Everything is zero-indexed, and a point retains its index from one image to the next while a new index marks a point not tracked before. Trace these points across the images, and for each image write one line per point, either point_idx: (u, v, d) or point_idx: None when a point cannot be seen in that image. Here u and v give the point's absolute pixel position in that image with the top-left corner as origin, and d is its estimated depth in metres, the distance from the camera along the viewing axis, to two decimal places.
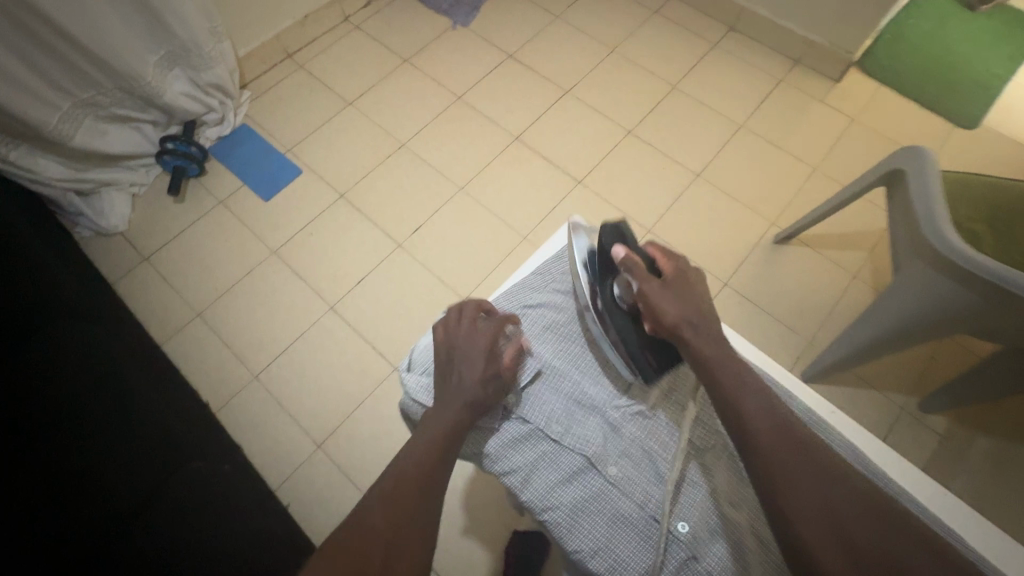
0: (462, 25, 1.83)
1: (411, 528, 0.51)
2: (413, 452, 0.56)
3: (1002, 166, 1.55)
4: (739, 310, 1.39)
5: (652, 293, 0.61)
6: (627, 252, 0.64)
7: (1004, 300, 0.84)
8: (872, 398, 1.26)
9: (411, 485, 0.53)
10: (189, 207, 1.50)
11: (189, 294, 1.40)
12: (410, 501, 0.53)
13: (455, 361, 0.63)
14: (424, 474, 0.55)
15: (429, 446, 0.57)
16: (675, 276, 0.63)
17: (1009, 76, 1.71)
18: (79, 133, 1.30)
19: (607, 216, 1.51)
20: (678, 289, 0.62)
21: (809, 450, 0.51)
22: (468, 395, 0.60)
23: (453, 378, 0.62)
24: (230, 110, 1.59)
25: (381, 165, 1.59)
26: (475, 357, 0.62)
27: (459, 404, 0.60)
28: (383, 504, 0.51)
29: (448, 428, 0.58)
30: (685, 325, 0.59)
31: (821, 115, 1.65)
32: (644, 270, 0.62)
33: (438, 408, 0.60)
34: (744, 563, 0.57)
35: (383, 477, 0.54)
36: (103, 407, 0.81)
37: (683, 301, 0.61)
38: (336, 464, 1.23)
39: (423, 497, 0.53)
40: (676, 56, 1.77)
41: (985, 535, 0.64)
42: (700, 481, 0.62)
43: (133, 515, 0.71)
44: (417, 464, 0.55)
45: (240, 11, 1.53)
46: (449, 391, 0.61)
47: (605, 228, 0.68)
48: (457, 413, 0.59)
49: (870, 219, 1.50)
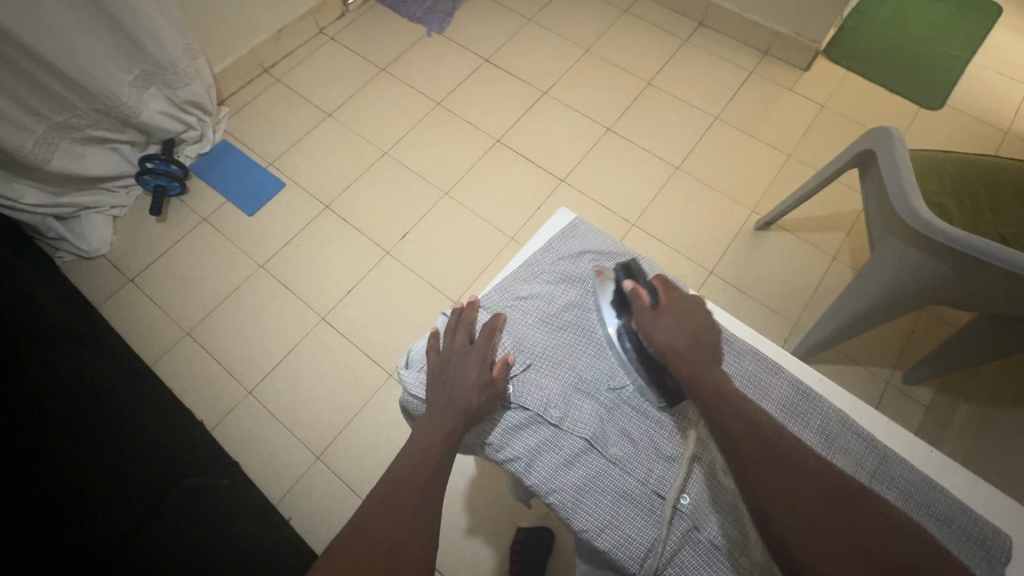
0: (437, 32, 1.85)
1: (408, 543, 0.52)
2: (407, 464, 0.57)
3: (966, 143, 1.61)
4: (725, 296, 1.42)
5: (645, 325, 0.63)
6: (634, 284, 0.66)
7: (974, 267, 0.88)
8: (856, 374, 1.32)
9: (406, 497, 0.54)
10: (172, 225, 1.49)
11: (177, 312, 1.39)
12: (408, 506, 0.54)
13: (448, 372, 0.65)
14: (419, 484, 0.56)
15: (423, 456, 0.58)
16: (672, 305, 0.64)
17: (968, 57, 1.78)
18: (56, 157, 1.29)
19: (591, 213, 1.53)
20: (672, 318, 0.62)
21: (784, 445, 0.53)
22: (461, 402, 0.61)
23: (446, 387, 0.63)
24: (209, 127, 1.58)
25: (364, 173, 1.60)
26: (470, 366, 0.64)
27: (454, 411, 0.61)
28: (379, 517, 0.53)
29: (443, 436, 0.59)
30: (671, 352, 0.60)
31: (791, 103, 1.70)
32: (643, 302, 0.64)
33: (433, 415, 0.61)
34: (743, 528, 0.59)
35: (380, 488, 0.55)
36: (98, 425, 0.80)
37: (679, 330, 0.61)
38: (336, 474, 1.23)
39: (419, 509, 0.54)
40: (648, 53, 1.80)
41: (975, 492, 0.66)
42: (697, 453, 0.63)
43: (134, 533, 0.71)
44: (413, 474, 0.56)
45: (214, 27, 1.52)
46: (444, 399, 0.62)
47: (619, 267, 0.71)
48: (452, 420, 0.60)
49: (846, 201, 1.54)
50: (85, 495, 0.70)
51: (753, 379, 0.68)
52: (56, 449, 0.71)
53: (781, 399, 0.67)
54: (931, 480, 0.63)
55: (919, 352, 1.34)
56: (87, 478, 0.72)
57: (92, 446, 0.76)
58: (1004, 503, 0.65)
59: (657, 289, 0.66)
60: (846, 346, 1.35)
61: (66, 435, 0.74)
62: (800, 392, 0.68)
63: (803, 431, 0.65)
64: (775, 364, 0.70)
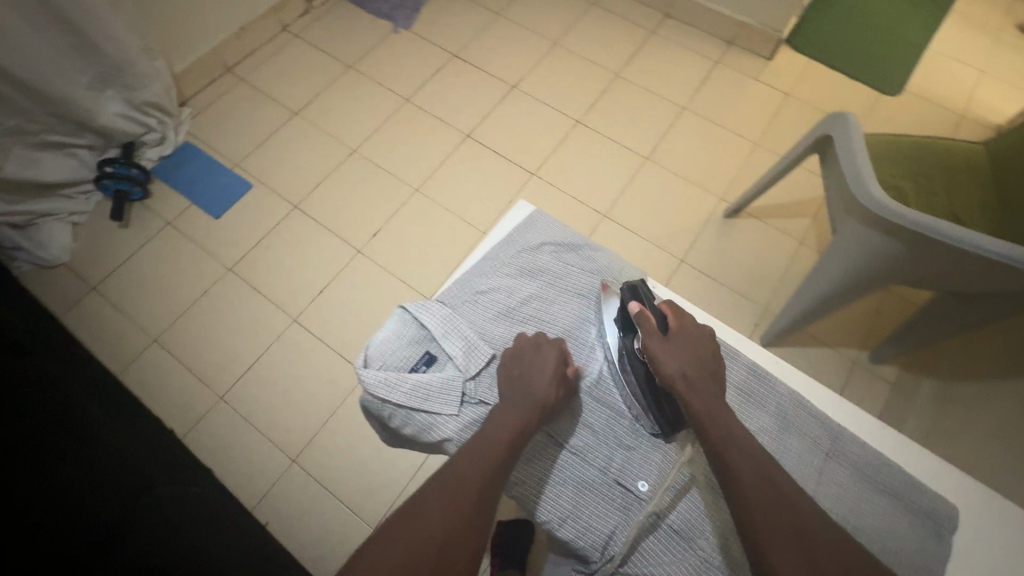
0: (403, 27, 1.83)
1: (462, 538, 0.54)
2: (473, 457, 0.58)
3: (924, 128, 1.65)
4: (697, 284, 1.44)
5: (653, 349, 0.63)
6: (642, 308, 0.65)
7: (928, 247, 0.90)
8: (824, 355, 1.35)
9: (467, 491, 0.56)
10: (135, 230, 1.46)
11: (143, 319, 1.36)
12: (465, 501, 0.56)
13: (526, 364, 0.65)
14: (482, 479, 0.57)
15: (495, 449, 0.59)
16: (682, 332, 0.65)
17: (925, 44, 1.82)
18: (8, 163, 1.24)
19: (562, 206, 1.53)
20: (680, 344, 0.64)
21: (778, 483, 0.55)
22: (537, 393, 0.63)
23: (523, 377, 0.64)
24: (171, 128, 1.54)
25: (334, 172, 1.58)
26: (546, 359, 0.65)
27: (528, 402, 0.62)
28: (438, 507, 0.55)
29: (517, 429, 0.60)
30: (681, 379, 0.61)
31: (757, 91, 1.72)
32: (651, 325, 0.64)
33: (508, 406, 0.62)
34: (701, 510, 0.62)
35: (442, 477, 0.58)
36: (49, 447, 0.76)
37: (687, 357, 0.63)
38: (313, 477, 1.22)
39: (477, 506, 0.56)
40: (616, 45, 1.81)
41: (928, 467, 0.68)
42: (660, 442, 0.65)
43: (103, 547, 0.71)
44: (479, 466, 0.58)
45: (172, 26, 1.48)
46: (519, 389, 0.63)
47: (625, 288, 0.68)
48: (527, 414, 0.61)
49: (812, 187, 1.57)
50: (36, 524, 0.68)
51: None
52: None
53: (738, 383, 0.68)
54: (883, 454, 0.66)
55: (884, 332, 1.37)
56: (36, 508, 0.70)
57: (46, 474, 0.73)
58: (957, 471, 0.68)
59: (665, 314, 0.66)
60: (814, 329, 1.38)
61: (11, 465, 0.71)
62: (757, 375, 0.69)
63: (761, 414, 0.66)
64: (733, 349, 0.71)
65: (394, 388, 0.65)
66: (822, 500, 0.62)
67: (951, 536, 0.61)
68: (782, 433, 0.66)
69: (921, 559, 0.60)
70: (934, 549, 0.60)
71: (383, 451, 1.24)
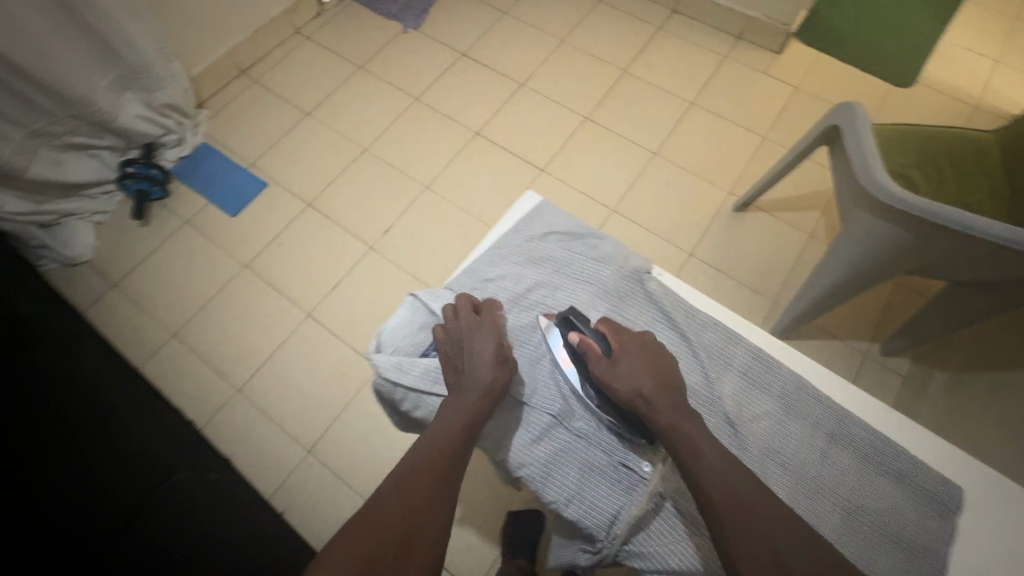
0: (412, 28, 1.85)
1: (424, 525, 0.54)
2: (430, 448, 0.60)
3: (937, 120, 1.64)
4: (706, 278, 1.44)
5: (606, 375, 0.63)
6: (581, 337, 0.67)
7: (937, 236, 0.90)
8: (836, 348, 1.34)
9: (426, 481, 0.57)
10: (154, 229, 1.50)
11: (162, 315, 1.40)
12: (423, 486, 0.57)
13: (463, 349, 0.66)
14: (440, 467, 0.58)
15: (449, 438, 0.60)
16: (626, 350, 0.65)
17: (937, 35, 1.80)
18: (35, 164, 1.29)
19: (571, 200, 1.55)
20: (631, 360, 0.64)
21: (758, 481, 0.55)
22: (482, 380, 0.64)
23: (463, 365, 0.65)
24: (188, 130, 1.59)
25: (345, 171, 1.61)
26: (483, 342, 0.66)
27: (476, 391, 0.63)
28: (397, 494, 0.56)
29: (470, 415, 0.62)
30: (639, 398, 0.61)
31: (766, 86, 1.72)
32: (597, 353, 0.65)
33: (457, 398, 0.63)
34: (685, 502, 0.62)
35: (399, 470, 0.58)
36: (70, 437, 0.80)
37: (640, 372, 0.63)
38: (327, 467, 1.24)
39: (437, 495, 0.57)
40: (623, 42, 1.82)
41: (931, 449, 0.69)
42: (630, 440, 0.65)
43: (126, 525, 0.76)
44: (435, 459, 0.59)
45: (189, 30, 1.53)
46: (464, 380, 0.64)
47: (558, 319, 0.69)
48: (476, 402, 0.63)
49: (821, 180, 1.56)
50: (63, 508, 0.73)
51: (714, 350, 0.71)
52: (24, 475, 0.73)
53: (743, 368, 0.70)
54: (889, 438, 0.66)
55: (896, 324, 1.36)
56: (64, 491, 0.74)
57: (68, 465, 0.77)
58: (958, 451, 0.68)
59: (606, 336, 0.67)
60: (824, 320, 1.38)
61: (37, 453, 0.76)
62: (762, 360, 0.70)
63: (766, 398, 0.68)
64: (737, 335, 0.72)
65: (407, 372, 0.68)
66: (826, 480, 0.63)
67: (955, 517, 0.62)
68: (787, 416, 0.67)
69: (926, 539, 0.60)
70: (940, 530, 0.61)
71: (395, 443, 1.27)
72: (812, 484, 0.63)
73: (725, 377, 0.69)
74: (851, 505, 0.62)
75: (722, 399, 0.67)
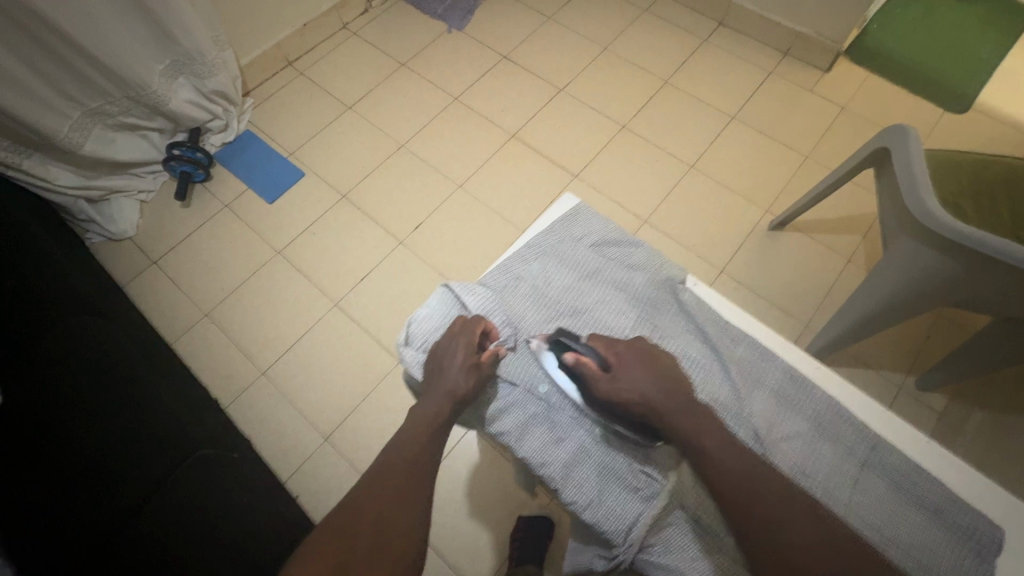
0: (456, 28, 1.87)
1: (398, 516, 0.55)
2: (403, 449, 0.60)
3: (991, 149, 1.57)
4: (735, 295, 1.42)
5: (608, 391, 0.62)
6: (577, 359, 0.64)
7: (988, 269, 0.87)
8: (870, 377, 1.30)
9: (394, 482, 0.57)
10: (195, 211, 1.55)
11: (196, 294, 1.44)
12: (395, 484, 0.57)
13: (439, 361, 0.66)
14: (408, 469, 0.59)
15: (414, 439, 0.61)
16: (623, 364, 0.63)
17: (996, 61, 1.74)
18: (88, 142, 1.35)
19: (602, 207, 1.54)
20: (631, 369, 0.63)
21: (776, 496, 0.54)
22: (448, 386, 0.63)
23: (438, 369, 0.65)
24: (234, 117, 1.63)
25: (381, 165, 1.63)
26: (457, 348, 0.65)
27: (441, 394, 0.63)
28: (370, 494, 0.56)
29: (431, 418, 0.62)
30: (648, 407, 0.61)
31: (810, 104, 1.68)
32: (596, 372, 0.63)
33: (421, 399, 0.64)
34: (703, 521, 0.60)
35: (370, 472, 0.58)
36: (106, 403, 0.82)
37: (642, 380, 0.62)
38: (342, 456, 1.25)
39: (406, 492, 0.57)
40: (667, 52, 1.80)
41: (972, 486, 0.66)
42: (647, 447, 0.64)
43: (138, 509, 0.72)
44: (404, 459, 0.59)
45: (242, 21, 1.57)
46: (434, 383, 0.64)
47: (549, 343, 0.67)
48: (439, 406, 0.62)
49: (863, 203, 1.52)
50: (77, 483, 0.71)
51: (746, 366, 0.70)
52: (65, 432, 0.75)
53: (774, 386, 0.68)
54: (924, 470, 0.64)
55: (933, 357, 1.31)
56: (91, 459, 0.74)
57: (101, 424, 0.79)
58: (999, 494, 0.65)
59: (602, 356, 0.65)
60: (857, 349, 1.33)
61: (77, 415, 0.78)
62: (794, 379, 0.69)
63: (798, 418, 0.66)
64: (769, 352, 0.71)
65: None
66: (857, 507, 0.61)
67: (994, 559, 0.58)
68: (818, 438, 0.65)
69: None
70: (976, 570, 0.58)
71: None
72: (841, 509, 0.61)
73: (757, 395, 0.67)
74: (879, 535, 0.59)
75: (751, 416, 0.65)
